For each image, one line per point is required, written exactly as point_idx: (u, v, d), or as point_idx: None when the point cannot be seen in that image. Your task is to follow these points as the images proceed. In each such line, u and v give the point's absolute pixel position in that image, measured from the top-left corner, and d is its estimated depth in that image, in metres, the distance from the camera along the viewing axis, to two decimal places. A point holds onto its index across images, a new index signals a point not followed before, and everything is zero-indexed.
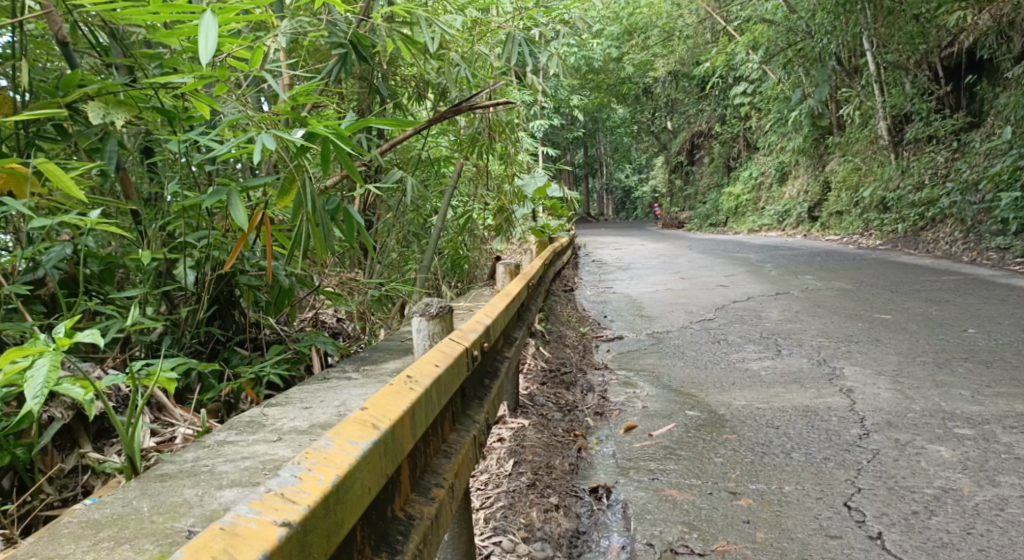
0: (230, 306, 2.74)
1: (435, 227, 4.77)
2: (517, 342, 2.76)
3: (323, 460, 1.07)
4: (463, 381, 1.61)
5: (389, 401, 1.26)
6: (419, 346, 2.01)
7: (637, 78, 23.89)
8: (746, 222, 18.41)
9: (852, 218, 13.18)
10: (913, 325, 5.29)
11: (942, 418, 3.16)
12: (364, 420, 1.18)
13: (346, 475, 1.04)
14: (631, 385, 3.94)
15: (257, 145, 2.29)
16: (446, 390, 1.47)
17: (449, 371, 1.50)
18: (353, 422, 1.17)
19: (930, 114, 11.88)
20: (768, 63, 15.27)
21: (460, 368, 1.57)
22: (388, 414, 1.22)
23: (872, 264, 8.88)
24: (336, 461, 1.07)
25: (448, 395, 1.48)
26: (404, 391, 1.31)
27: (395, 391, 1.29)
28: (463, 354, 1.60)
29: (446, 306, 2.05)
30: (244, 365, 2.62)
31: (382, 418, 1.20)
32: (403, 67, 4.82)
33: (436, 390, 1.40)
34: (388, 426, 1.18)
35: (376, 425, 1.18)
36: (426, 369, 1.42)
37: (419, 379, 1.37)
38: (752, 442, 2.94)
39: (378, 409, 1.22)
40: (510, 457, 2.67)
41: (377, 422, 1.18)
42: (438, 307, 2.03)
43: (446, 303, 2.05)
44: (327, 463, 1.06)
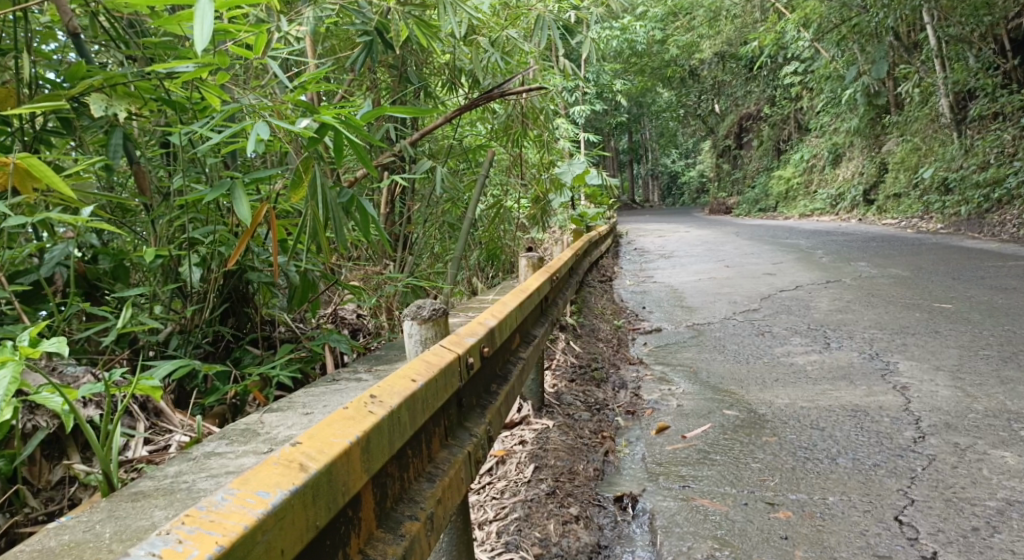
0: (243, 302, 2.65)
1: (468, 217, 4.60)
2: (538, 339, 2.62)
3: (206, 525, 0.93)
4: (456, 392, 1.53)
5: (332, 433, 1.14)
6: (414, 353, 1.86)
7: (683, 60, 23.43)
8: (797, 207, 17.89)
9: (911, 200, 12.66)
10: (974, 315, 4.97)
11: (1007, 419, 2.91)
12: (291, 461, 1.06)
13: (230, 546, 0.90)
14: (666, 381, 3.77)
15: (253, 135, 2.15)
16: (422, 411, 1.35)
17: (431, 385, 1.39)
18: (275, 466, 1.05)
19: (996, 90, 11.33)
20: (820, 40, 14.82)
21: (448, 379, 1.47)
22: (324, 450, 1.09)
23: (932, 249, 8.47)
24: (223, 526, 0.93)
25: (424, 417, 1.36)
26: (356, 420, 1.18)
27: (345, 421, 1.17)
28: (455, 362, 1.52)
29: (441, 308, 1.89)
30: (254, 365, 2.52)
31: (315, 456, 1.08)
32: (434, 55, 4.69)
33: (406, 411, 1.29)
34: (319, 466, 1.06)
35: (304, 466, 1.05)
36: (396, 390, 1.30)
37: (382, 402, 1.25)
38: (794, 445, 2.74)
39: (313, 445, 1.10)
40: (531, 462, 2.54)
41: (307, 462, 1.06)
42: (431, 309, 1.88)
43: (441, 305, 1.90)
44: (209, 530, 0.92)
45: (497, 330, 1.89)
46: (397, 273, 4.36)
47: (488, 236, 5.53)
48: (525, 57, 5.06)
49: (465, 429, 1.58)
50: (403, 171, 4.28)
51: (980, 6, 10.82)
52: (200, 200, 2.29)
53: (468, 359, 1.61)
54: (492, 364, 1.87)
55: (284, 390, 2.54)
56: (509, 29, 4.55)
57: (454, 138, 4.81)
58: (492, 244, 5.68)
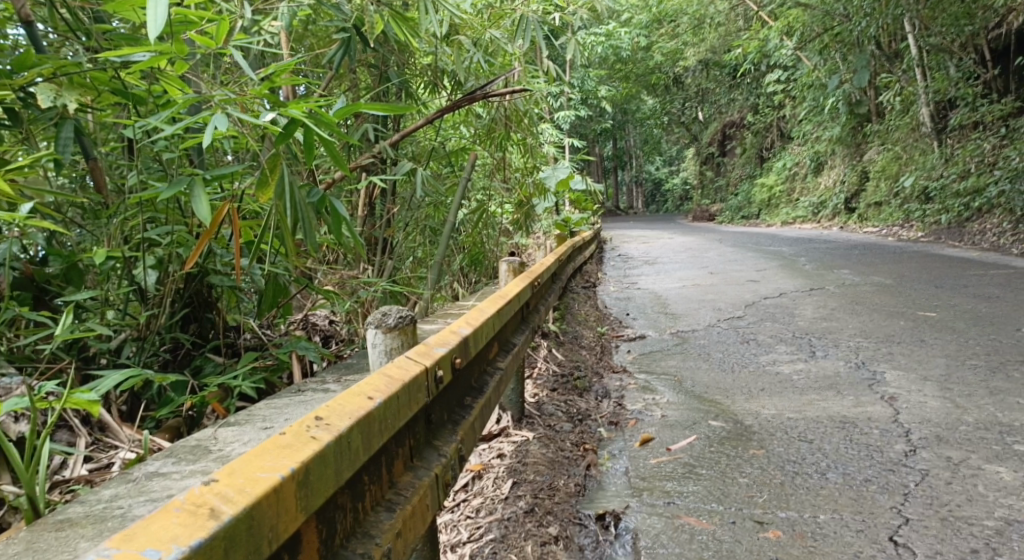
0: (205, 308, 2.51)
1: (449, 221, 4.45)
2: (518, 347, 2.50)
3: None
4: (422, 409, 1.41)
5: (256, 470, 1.03)
6: (378, 365, 1.73)
7: (667, 67, 23.48)
8: (779, 215, 17.89)
9: (892, 208, 12.69)
10: (960, 324, 4.91)
11: (999, 432, 2.82)
12: (201, 505, 0.95)
13: None
14: (650, 391, 3.66)
15: (209, 129, 2.00)
16: (377, 435, 1.23)
17: (390, 404, 1.28)
18: (181, 512, 0.93)
19: (976, 99, 11.39)
20: (803, 49, 14.91)
21: (412, 395, 1.36)
22: (245, 490, 0.98)
23: (914, 257, 8.45)
24: None
25: (382, 440, 1.24)
26: (292, 451, 1.07)
27: (279, 452, 1.07)
28: (421, 376, 1.40)
29: (408, 316, 1.77)
30: (215, 375, 2.38)
31: (231, 499, 0.96)
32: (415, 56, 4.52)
33: (357, 437, 1.17)
34: (234, 511, 0.94)
35: (215, 512, 0.94)
36: (345, 414, 1.19)
37: (327, 427, 1.14)
38: (782, 459, 2.63)
39: (232, 485, 0.99)
40: (508, 478, 2.43)
41: (219, 507, 0.95)
42: (398, 317, 1.75)
43: (408, 312, 1.77)
44: None
45: (471, 340, 1.76)
46: (374, 278, 4.22)
47: (469, 240, 5.41)
48: (508, 59, 4.95)
49: (433, 449, 1.46)
50: (381, 172, 4.14)
51: (960, 15, 10.89)
52: (156, 197, 2.14)
53: (438, 372, 1.49)
54: (467, 376, 1.75)
55: (246, 401, 2.40)
56: (491, 30, 4.44)
57: (435, 140, 4.68)
58: (474, 249, 5.56)
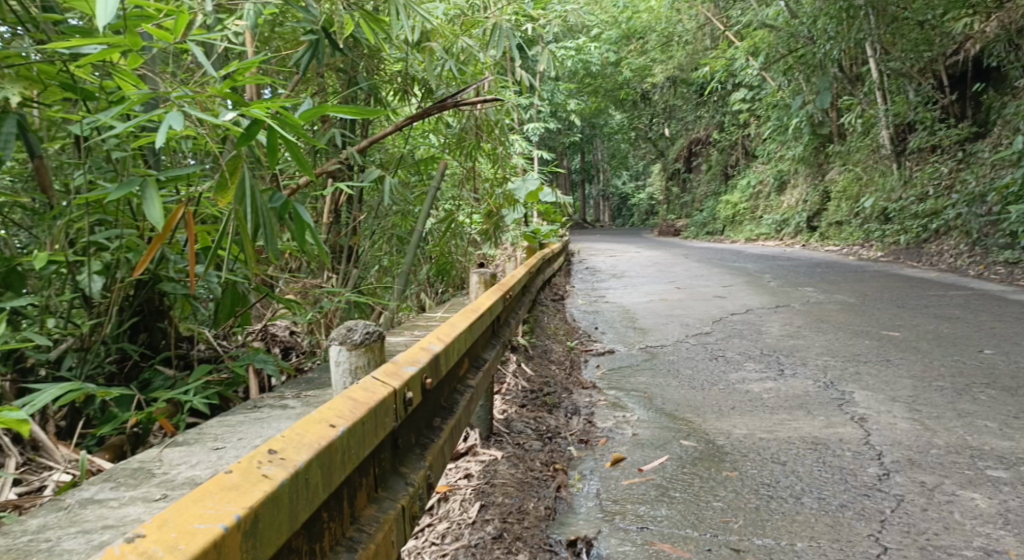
0: (156, 317, 2.38)
1: (417, 230, 4.34)
2: (489, 363, 2.41)
3: None
4: (389, 434, 1.31)
5: (193, 519, 0.92)
6: (340, 384, 1.62)
7: (635, 83, 23.64)
8: (743, 231, 18.05)
9: (852, 228, 12.87)
10: (923, 344, 4.93)
11: (970, 456, 2.79)
12: None
13: None
14: (620, 408, 3.58)
15: (163, 128, 1.88)
16: (338, 468, 1.13)
17: (353, 433, 1.18)
18: None
19: (935, 123, 11.62)
20: (768, 69, 15.10)
21: (378, 421, 1.26)
22: (179, 545, 0.87)
23: (875, 276, 8.53)
24: None
25: (343, 474, 1.14)
26: (238, 494, 0.97)
27: (224, 495, 0.96)
28: (388, 399, 1.30)
29: (375, 332, 1.67)
30: (164, 389, 2.25)
31: (163, 555, 0.86)
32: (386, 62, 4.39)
33: (315, 474, 1.07)
34: None
35: None
36: (301, 447, 1.09)
37: (281, 463, 1.04)
38: (756, 481, 2.57)
39: (163, 540, 0.88)
40: (476, 500, 2.33)
41: None
42: (364, 333, 1.65)
43: (375, 328, 1.67)
44: None
45: (443, 357, 1.67)
46: (339, 287, 4.09)
47: (437, 251, 5.31)
48: (480, 68, 4.87)
49: (399, 477, 1.35)
50: (349, 178, 4.04)
51: (920, 41, 11.11)
52: (105, 198, 2.01)
53: (407, 394, 1.39)
54: (437, 395, 1.65)
55: (198, 417, 2.28)
56: (463, 37, 4.36)
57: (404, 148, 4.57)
58: (441, 259, 5.46)
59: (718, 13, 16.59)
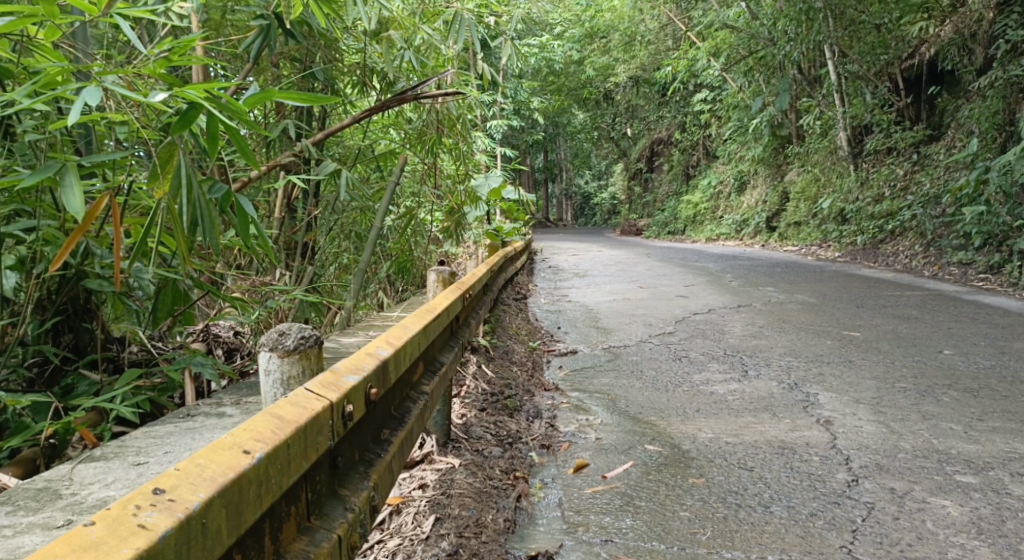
0: (83, 316, 2.24)
1: (375, 226, 4.15)
2: (447, 366, 2.27)
3: None
4: (320, 456, 1.17)
5: None
6: (270, 395, 1.48)
7: (598, 82, 23.64)
8: (703, 231, 18.12)
9: (811, 228, 12.99)
10: (884, 344, 4.91)
11: (937, 461, 2.73)
12: None
13: None
14: (583, 410, 3.47)
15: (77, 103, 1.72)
16: (249, 505, 0.99)
17: (266, 464, 1.03)
18: None
19: (890, 126, 11.75)
20: (729, 70, 15.17)
21: (302, 442, 1.12)
22: None
23: (834, 276, 8.57)
24: None
25: (254, 512, 1.00)
26: (103, 552, 0.83)
27: (84, 553, 0.82)
28: (318, 417, 1.16)
29: (311, 337, 1.52)
30: (88, 394, 2.11)
31: None
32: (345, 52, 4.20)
33: (216, 516, 0.93)
34: None
35: None
36: (197, 484, 0.95)
37: (165, 508, 0.90)
38: (723, 489, 2.48)
39: None
40: (431, 513, 2.21)
41: None
42: (298, 338, 1.51)
43: (312, 333, 1.53)
44: None
45: (392, 362, 1.53)
46: (292, 285, 3.90)
47: (396, 247, 5.15)
48: (440, 60, 4.72)
49: (338, 501, 1.22)
50: (303, 171, 3.87)
51: (877, 44, 11.24)
52: (17, 185, 1.84)
53: (346, 407, 1.26)
54: (384, 405, 1.50)
55: (127, 425, 2.12)
56: (422, 27, 4.19)
57: (362, 141, 4.39)
58: (401, 257, 5.30)
59: (680, 14, 16.71)
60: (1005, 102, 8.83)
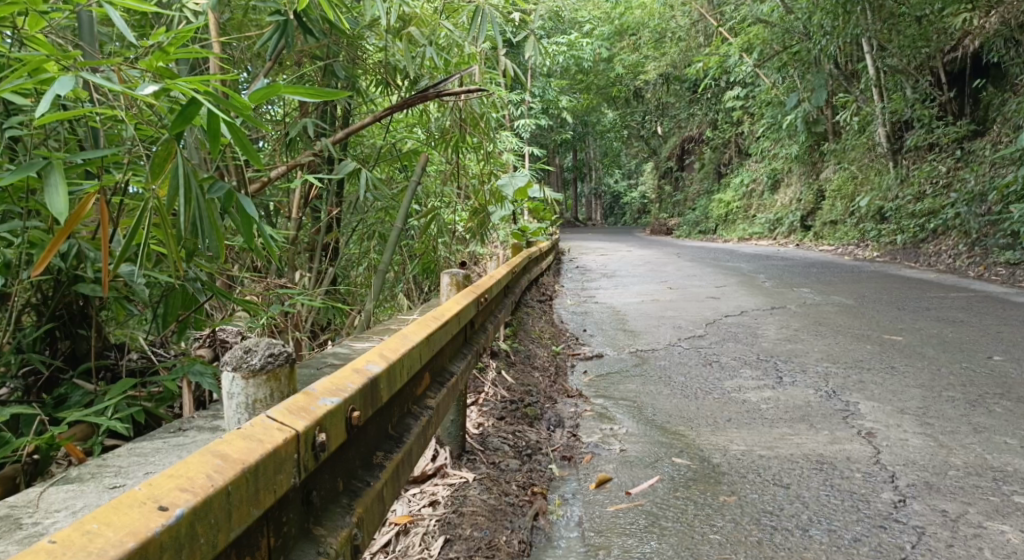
0: (79, 322, 2.14)
1: (395, 228, 3.95)
2: (458, 375, 2.14)
3: None
4: (276, 501, 1.08)
5: None
6: (234, 418, 1.34)
7: (627, 80, 23.39)
8: (736, 230, 17.80)
9: (847, 227, 12.65)
10: (928, 349, 4.66)
11: (994, 480, 2.52)
12: None
13: None
14: (608, 419, 3.31)
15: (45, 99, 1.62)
16: None
17: (189, 524, 0.93)
18: None
19: (932, 121, 11.35)
20: (762, 66, 14.85)
21: (246, 491, 1.02)
22: None
23: (872, 277, 8.28)
24: None
25: None
26: None
27: None
28: (268, 458, 1.06)
29: (285, 355, 1.38)
30: (79, 406, 2.00)
31: None
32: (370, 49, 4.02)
33: None
34: None
35: None
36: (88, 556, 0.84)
37: None
38: (757, 509, 2.30)
39: None
40: (440, 535, 2.09)
41: None
42: (269, 355, 1.37)
43: (287, 349, 1.38)
44: None
45: (384, 380, 1.43)
46: (310, 288, 3.79)
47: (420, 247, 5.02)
48: (464, 58, 4.56)
49: (310, 544, 1.15)
50: (323, 170, 3.74)
51: (917, 38, 10.88)
52: None
53: (318, 436, 1.18)
54: (373, 428, 1.41)
55: (119, 439, 2.03)
56: (445, 22, 4.04)
57: (385, 141, 4.24)
58: (424, 258, 5.18)
59: (712, 10, 16.42)
60: None
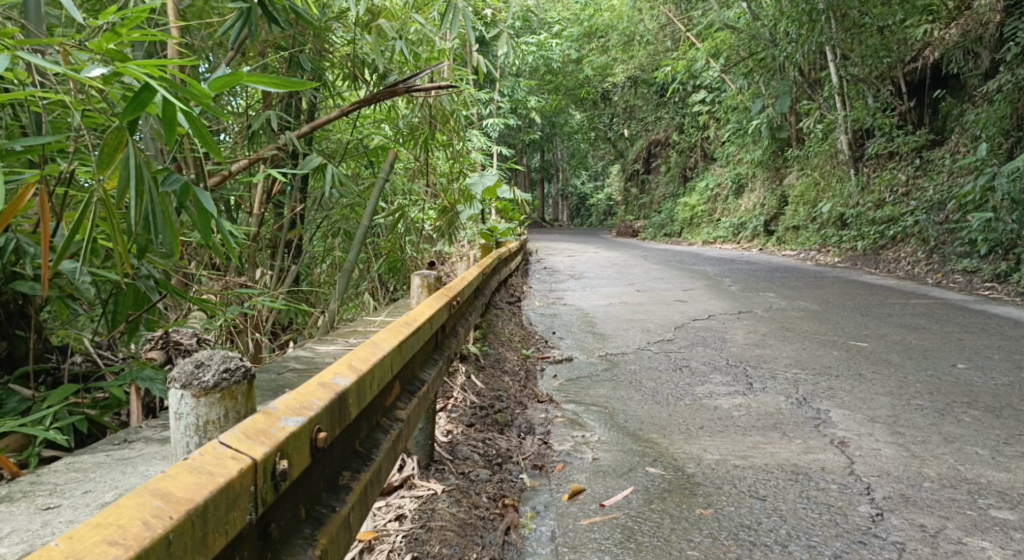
0: (17, 322, 2.00)
1: (361, 228, 3.80)
2: (429, 383, 2.04)
3: None
4: (227, 542, 0.98)
5: None
6: (181, 442, 1.23)
7: (595, 82, 23.41)
8: (700, 234, 17.90)
9: (810, 232, 12.76)
10: (894, 356, 4.67)
11: (968, 493, 2.49)
12: None
13: None
14: (579, 426, 3.22)
15: None
16: None
17: None
18: None
19: (893, 130, 11.50)
20: (728, 71, 14.94)
21: (191, 535, 0.91)
22: None
23: (835, 282, 8.34)
24: None
25: None
26: None
27: None
28: (217, 494, 0.96)
29: (243, 370, 1.26)
30: (14, 414, 1.87)
31: None
32: (338, 43, 3.88)
33: None
34: None
35: None
36: None
37: None
38: (734, 523, 2.24)
39: None
40: (407, 553, 1.99)
41: None
42: (223, 370, 1.25)
43: (245, 364, 1.27)
44: None
45: (353, 396, 1.33)
46: (272, 288, 3.64)
47: (388, 246, 4.88)
48: (434, 53, 4.43)
49: None
50: (288, 165, 3.59)
51: (879, 48, 11.02)
52: None
53: (278, 464, 1.08)
54: (338, 447, 1.31)
55: (59, 449, 1.90)
56: (415, 16, 3.91)
57: (352, 137, 4.09)
58: (391, 257, 5.04)
59: (679, 14, 16.48)
60: (1012, 106, 8.60)
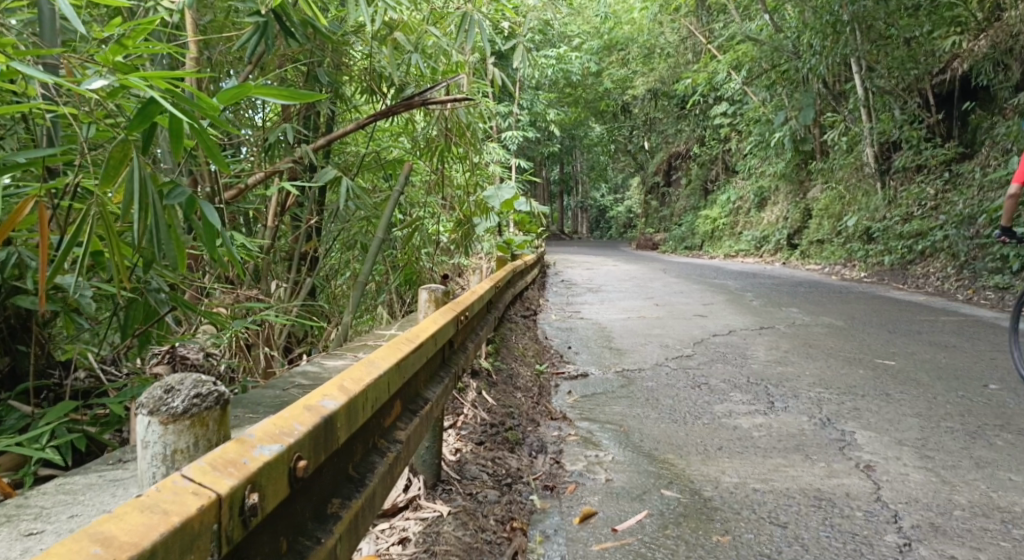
0: (19, 337, 1.97)
1: (375, 240, 3.75)
2: (434, 402, 1.97)
3: None
4: None
5: None
6: (149, 471, 1.17)
7: (616, 94, 23.34)
8: (723, 247, 17.71)
9: (834, 246, 12.56)
10: (921, 375, 4.53)
11: (1002, 522, 2.38)
12: None
13: None
14: (593, 445, 3.14)
15: None
16: None
17: None
18: None
19: (920, 142, 11.30)
20: (750, 83, 14.81)
21: None
22: None
23: (860, 297, 8.17)
24: None
25: None
26: None
27: None
28: (171, 533, 0.90)
29: (219, 396, 1.21)
30: (12, 431, 1.82)
31: None
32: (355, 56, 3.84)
33: None
34: None
35: None
36: None
37: None
38: (753, 552, 2.14)
39: None
40: None
41: None
42: (197, 395, 1.20)
43: (221, 390, 1.22)
44: None
45: (339, 420, 1.27)
46: (284, 301, 3.60)
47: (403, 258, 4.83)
48: (451, 66, 4.39)
49: None
50: (302, 178, 3.55)
51: (906, 59, 10.85)
52: None
53: (246, 497, 1.02)
54: (323, 475, 1.24)
55: (57, 467, 1.85)
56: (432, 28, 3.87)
57: (369, 150, 4.05)
58: (406, 270, 4.99)
59: (701, 26, 16.37)
60: None
